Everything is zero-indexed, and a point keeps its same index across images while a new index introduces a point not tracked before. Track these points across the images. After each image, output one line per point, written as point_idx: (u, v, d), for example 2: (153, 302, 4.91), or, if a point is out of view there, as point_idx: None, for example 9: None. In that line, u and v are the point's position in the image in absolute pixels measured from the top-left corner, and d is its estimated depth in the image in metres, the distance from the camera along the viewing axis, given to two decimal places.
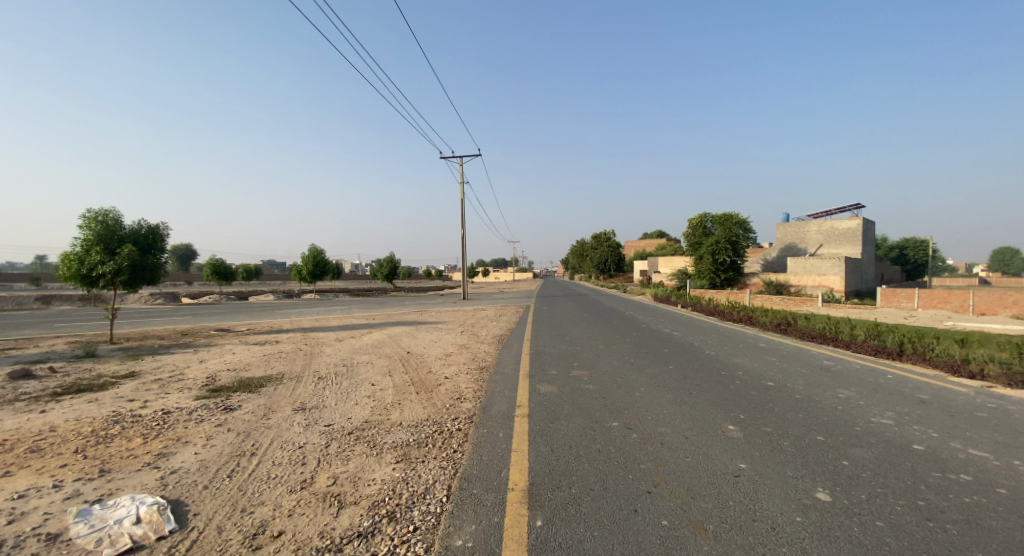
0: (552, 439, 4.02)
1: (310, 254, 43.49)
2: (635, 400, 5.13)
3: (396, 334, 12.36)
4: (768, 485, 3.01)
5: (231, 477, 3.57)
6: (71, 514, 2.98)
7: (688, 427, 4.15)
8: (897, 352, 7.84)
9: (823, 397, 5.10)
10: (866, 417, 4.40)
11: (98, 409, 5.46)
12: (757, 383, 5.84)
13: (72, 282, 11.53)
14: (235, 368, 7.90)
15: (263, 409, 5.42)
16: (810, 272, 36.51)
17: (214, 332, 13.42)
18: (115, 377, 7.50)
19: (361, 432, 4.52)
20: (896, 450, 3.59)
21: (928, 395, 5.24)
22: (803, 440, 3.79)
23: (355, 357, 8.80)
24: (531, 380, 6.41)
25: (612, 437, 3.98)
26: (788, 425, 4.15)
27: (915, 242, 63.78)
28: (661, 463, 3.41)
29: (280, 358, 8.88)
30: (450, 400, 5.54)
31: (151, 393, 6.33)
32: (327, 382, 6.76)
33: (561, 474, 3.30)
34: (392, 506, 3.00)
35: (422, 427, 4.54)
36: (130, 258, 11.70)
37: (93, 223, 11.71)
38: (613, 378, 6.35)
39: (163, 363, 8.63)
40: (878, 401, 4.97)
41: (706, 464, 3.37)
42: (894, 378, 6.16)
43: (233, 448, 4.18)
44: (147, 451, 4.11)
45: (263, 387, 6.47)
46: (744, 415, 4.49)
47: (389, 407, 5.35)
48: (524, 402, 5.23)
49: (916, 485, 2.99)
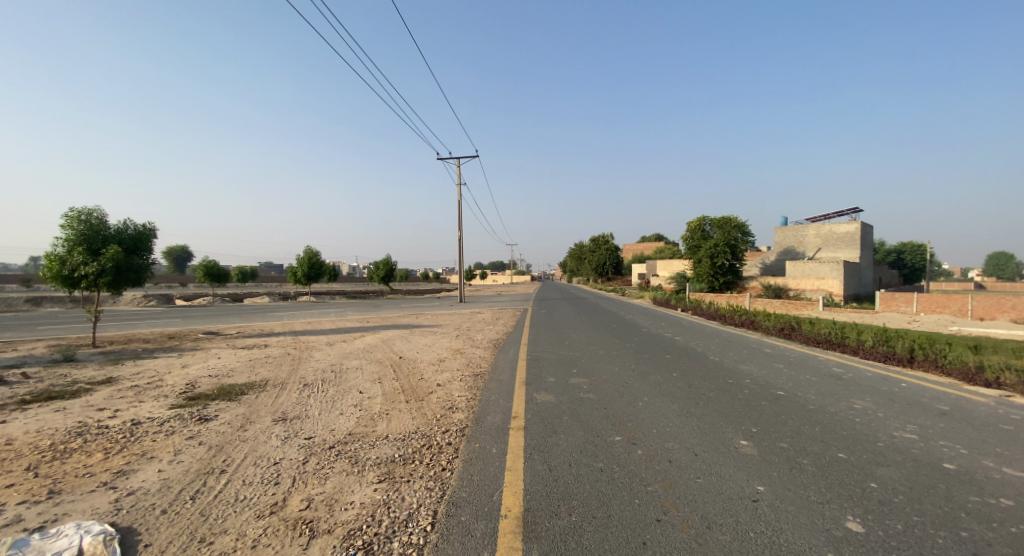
0: (549, 455, 3.70)
1: (306, 256, 43.13)
2: (638, 412, 4.78)
3: (389, 338, 12.05)
4: (791, 513, 2.67)
5: (193, 500, 3.24)
6: (4, 545, 2.63)
7: (697, 442, 3.83)
8: (907, 358, 7.53)
9: (838, 409, 4.77)
10: (886, 430, 4.06)
11: (63, 420, 5.12)
12: (767, 392, 5.50)
13: (54, 282, 11.21)
14: (217, 373, 7.57)
15: (241, 419, 5.08)
16: (808, 276, 36.40)
17: (203, 336, 13.07)
18: (90, 383, 7.15)
19: (343, 446, 4.18)
20: (927, 469, 3.20)
21: (948, 406, 4.91)
22: (822, 458, 3.45)
23: (344, 363, 8.42)
24: (527, 388, 6.07)
25: (616, 454, 3.65)
26: (806, 441, 3.82)
27: (912, 248, 64.21)
28: (671, 484, 3.09)
29: (266, 363, 8.51)
30: (441, 410, 5.18)
31: (124, 401, 5.99)
32: (312, 389, 6.41)
33: (560, 498, 2.97)
34: (369, 536, 2.66)
35: (409, 441, 4.19)
36: (115, 259, 11.30)
37: (76, 222, 11.32)
38: (614, 386, 6.02)
39: (143, 369, 8.27)
40: (897, 413, 4.62)
41: (720, 486, 3.04)
42: (909, 387, 5.82)
43: (202, 465, 3.84)
44: (106, 469, 3.79)
45: (244, 394, 6.12)
46: (756, 429, 4.17)
47: (376, 418, 5.00)
48: (521, 413, 4.89)
49: (954, 512, 2.63)
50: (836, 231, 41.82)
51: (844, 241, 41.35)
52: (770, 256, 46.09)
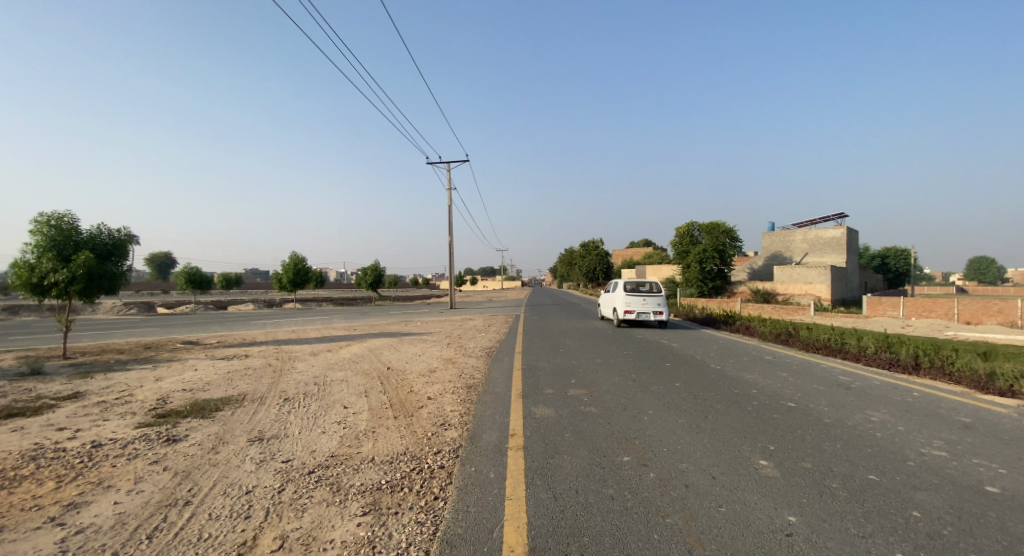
0: (553, 479, 3.35)
1: (291, 262, 42.19)
2: (645, 428, 4.47)
3: (377, 347, 11.61)
4: (834, 550, 2.35)
5: (151, 540, 2.83)
6: None
7: (713, 463, 3.51)
8: (913, 365, 7.38)
9: (855, 422, 4.51)
10: (913, 447, 3.78)
11: (18, 442, 4.65)
12: (777, 404, 5.23)
13: (23, 290, 10.67)
14: (193, 387, 7.08)
15: (213, 440, 4.64)
16: (796, 281, 36.71)
17: (181, 346, 12.49)
18: (55, 399, 6.64)
19: (324, 470, 3.79)
20: (970, 494, 2.92)
21: (970, 418, 4.67)
22: (852, 481, 3.15)
23: (329, 374, 7.96)
24: (525, 401, 5.73)
25: (626, 477, 3.32)
26: (829, 460, 3.53)
27: (896, 252, 65.23)
28: (692, 515, 2.76)
29: (246, 375, 8.01)
30: (432, 427, 4.81)
31: (88, 419, 5.50)
32: (294, 404, 5.99)
33: (570, 534, 2.62)
34: None
35: (398, 465, 3.80)
36: (86, 265, 10.74)
37: (46, 227, 10.72)
38: (616, 398, 5.70)
39: (114, 382, 7.75)
40: (918, 427, 4.36)
41: (746, 517, 2.72)
42: (923, 397, 5.61)
43: (164, 496, 3.42)
44: (55, 502, 3.35)
45: (220, 411, 5.67)
46: (775, 446, 3.88)
47: (361, 437, 4.61)
48: (519, 430, 4.54)
49: (1014, 547, 2.33)
50: (822, 236, 42.26)
51: (831, 246, 41.72)
52: (757, 261, 46.40)
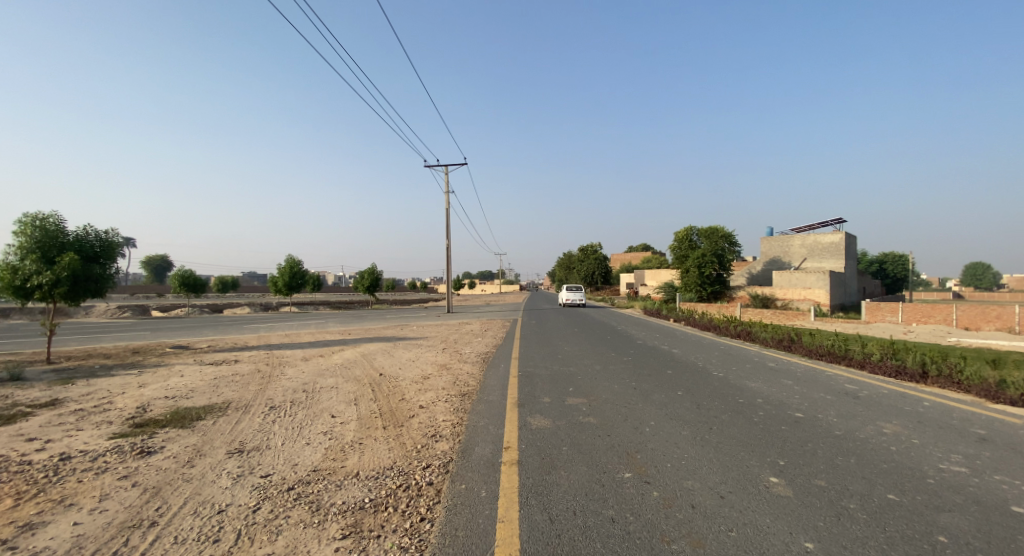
0: (549, 499, 3.11)
1: (287, 265, 41.79)
2: (647, 440, 4.24)
3: (371, 353, 11.35)
4: None
5: None
6: None
7: (720, 481, 3.29)
8: (920, 373, 7.17)
9: (867, 434, 4.29)
10: (932, 463, 3.56)
11: None
12: (784, 414, 5.01)
13: (6, 292, 10.40)
14: (175, 394, 6.81)
15: (189, 452, 4.38)
16: (796, 286, 36.59)
17: (169, 351, 12.14)
18: (31, 406, 6.36)
19: (304, 487, 3.54)
20: (999, 517, 2.69)
21: (986, 430, 4.45)
22: (870, 501, 2.92)
23: (318, 381, 7.68)
24: (520, 410, 5.48)
25: (627, 497, 3.09)
26: (844, 477, 3.31)
27: (893, 258, 65.49)
28: (699, 541, 2.53)
29: (232, 381, 7.73)
30: (422, 438, 4.57)
31: (62, 429, 5.23)
32: (279, 413, 5.74)
33: None
34: None
35: (384, 481, 3.55)
36: (71, 268, 10.47)
37: (30, 228, 10.44)
38: (615, 407, 5.48)
39: (95, 389, 7.45)
40: (934, 440, 4.13)
41: (759, 543, 2.49)
42: (933, 406, 5.40)
43: (129, 516, 3.16)
44: (11, 522, 3.10)
45: (201, 421, 5.41)
46: (785, 461, 3.66)
47: (347, 449, 4.37)
48: (513, 443, 4.31)
49: None
50: (821, 241, 42.22)
51: (829, 251, 41.68)
52: (756, 266, 46.29)
